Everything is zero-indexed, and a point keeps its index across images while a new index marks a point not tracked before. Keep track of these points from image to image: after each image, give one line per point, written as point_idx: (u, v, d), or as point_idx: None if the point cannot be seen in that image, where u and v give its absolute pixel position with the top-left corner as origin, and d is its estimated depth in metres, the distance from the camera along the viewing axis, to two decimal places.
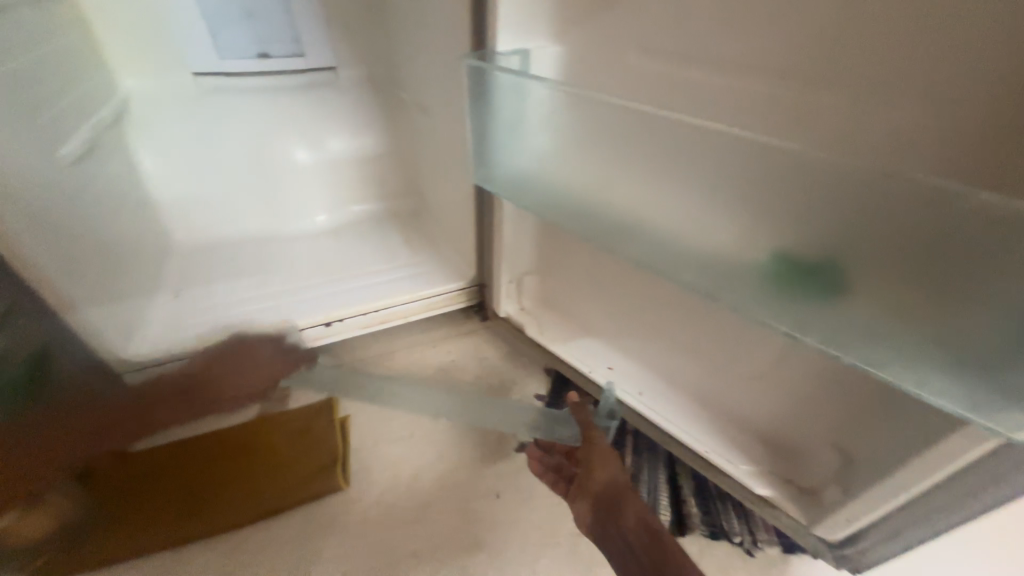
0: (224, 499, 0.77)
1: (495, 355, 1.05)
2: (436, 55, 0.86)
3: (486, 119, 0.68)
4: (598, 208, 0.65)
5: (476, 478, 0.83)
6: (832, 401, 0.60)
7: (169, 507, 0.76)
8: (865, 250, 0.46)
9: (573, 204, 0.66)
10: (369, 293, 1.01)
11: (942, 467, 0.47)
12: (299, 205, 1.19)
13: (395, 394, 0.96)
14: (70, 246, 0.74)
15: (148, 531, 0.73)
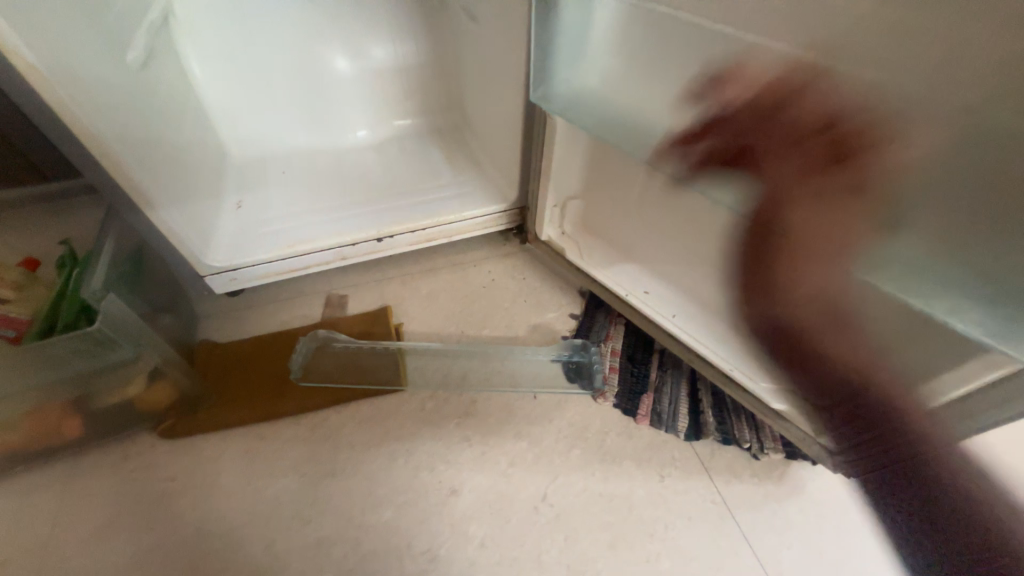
0: (304, 383, 0.90)
1: (533, 274, 1.11)
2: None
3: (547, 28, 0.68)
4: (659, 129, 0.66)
5: (517, 382, 0.94)
6: None
7: (260, 388, 0.89)
8: (918, 185, 0.52)
9: (633, 128, 0.67)
10: (417, 211, 1.05)
11: None
12: (344, 117, 1.19)
13: (441, 305, 1.05)
14: (148, 154, 0.78)
15: (241, 405, 0.87)
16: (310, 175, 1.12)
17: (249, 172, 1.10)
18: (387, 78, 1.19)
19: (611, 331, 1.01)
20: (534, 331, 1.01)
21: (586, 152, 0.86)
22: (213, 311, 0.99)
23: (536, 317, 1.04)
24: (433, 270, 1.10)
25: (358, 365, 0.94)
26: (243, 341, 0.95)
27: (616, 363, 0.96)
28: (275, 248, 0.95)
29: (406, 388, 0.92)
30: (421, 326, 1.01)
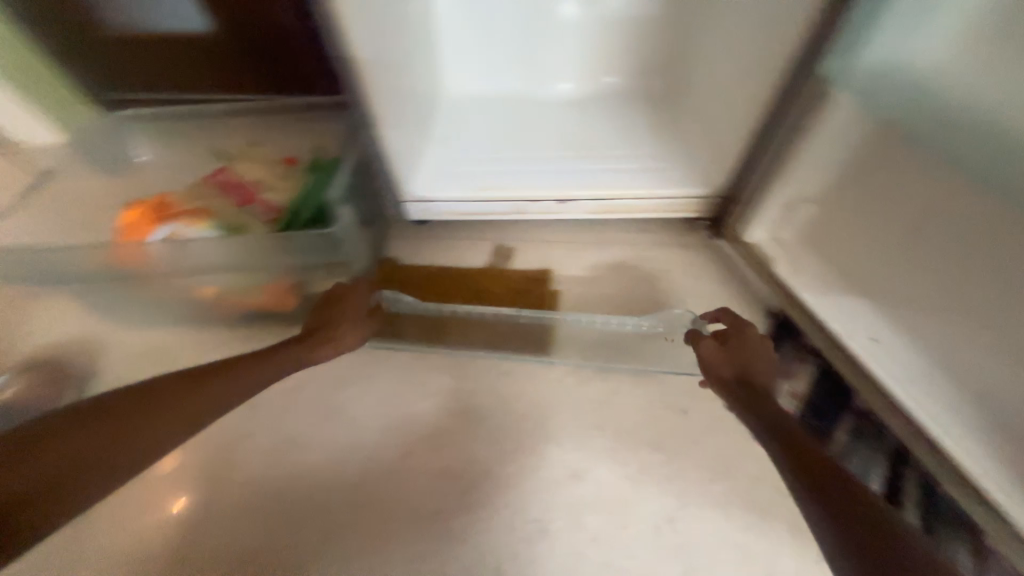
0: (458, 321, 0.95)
1: (713, 275, 0.98)
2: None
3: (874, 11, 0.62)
4: (971, 142, 0.62)
5: (668, 388, 0.85)
6: None
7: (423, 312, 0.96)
8: None
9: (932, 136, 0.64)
10: (607, 179, 1.00)
11: None
12: (553, 67, 1.17)
13: (602, 282, 0.99)
14: (393, 78, 0.87)
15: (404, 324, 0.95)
16: (509, 121, 1.13)
17: (456, 109, 1.15)
18: (612, 32, 1.13)
19: (797, 369, 0.84)
20: (700, 337, 0.91)
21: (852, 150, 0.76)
22: (401, 232, 1.10)
23: (707, 325, 0.92)
24: (602, 243, 1.05)
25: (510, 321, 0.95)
26: (416, 268, 1.03)
27: (795, 408, 0.80)
28: (467, 189, 0.99)
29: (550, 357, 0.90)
30: (577, 298, 0.98)
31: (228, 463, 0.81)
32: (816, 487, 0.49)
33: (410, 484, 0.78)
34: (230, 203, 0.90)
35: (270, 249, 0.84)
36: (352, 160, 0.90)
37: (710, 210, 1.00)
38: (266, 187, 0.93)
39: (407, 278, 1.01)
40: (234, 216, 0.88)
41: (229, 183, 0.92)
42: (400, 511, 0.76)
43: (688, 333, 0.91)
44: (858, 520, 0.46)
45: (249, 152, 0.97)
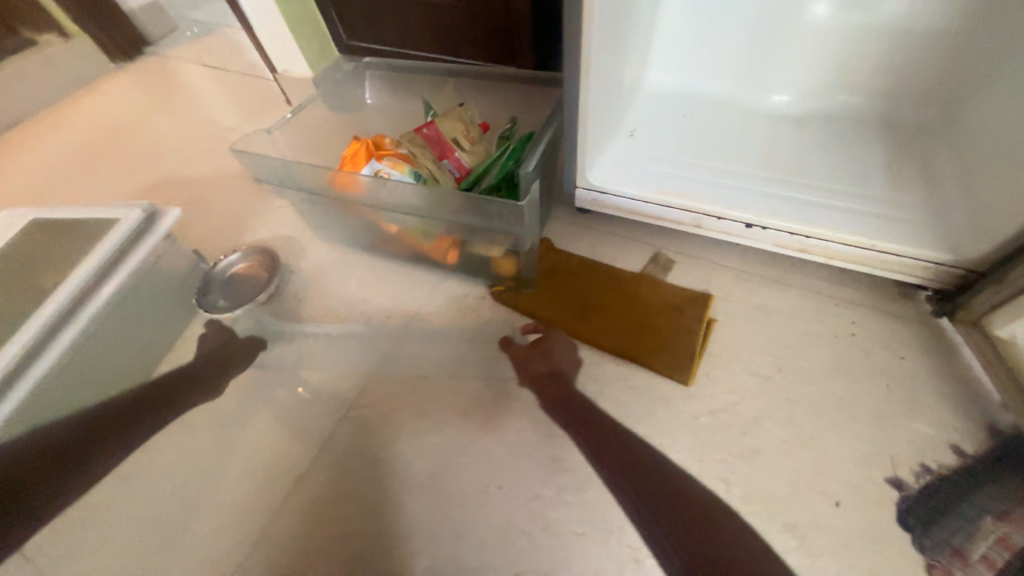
0: (601, 322, 0.92)
1: (920, 361, 0.81)
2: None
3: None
4: None
5: (823, 472, 0.73)
6: None
7: (571, 304, 0.95)
8: None
9: None
10: (814, 214, 0.86)
11: None
12: (779, 74, 1.04)
13: (769, 328, 0.88)
14: (609, 58, 0.85)
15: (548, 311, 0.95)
16: (710, 125, 1.04)
17: (654, 102, 1.09)
18: (870, 45, 0.96)
19: (1016, 513, 0.67)
20: (883, 428, 0.76)
21: None
22: (564, 217, 1.10)
23: (896, 417, 0.77)
24: (781, 285, 0.93)
25: (656, 337, 0.89)
26: (569, 258, 1.02)
27: (997, 560, 0.65)
28: (645, 189, 0.93)
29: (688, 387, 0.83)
30: (734, 336, 0.88)
31: (373, 379, 0.92)
32: (643, 502, 0.74)
33: (519, 458, 0.80)
34: (430, 154, 0.95)
35: (453, 208, 0.84)
36: (548, 137, 0.91)
37: (943, 283, 0.81)
38: (461, 148, 0.99)
39: (558, 266, 1.01)
40: (432, 167, 0.94)
41: (432, 137, 0.98)
42: (504, 480, 0.78)
43: (867, 418, 0.77)
44: (674, 503, 0.74)
45: (452, 111, 1.03)
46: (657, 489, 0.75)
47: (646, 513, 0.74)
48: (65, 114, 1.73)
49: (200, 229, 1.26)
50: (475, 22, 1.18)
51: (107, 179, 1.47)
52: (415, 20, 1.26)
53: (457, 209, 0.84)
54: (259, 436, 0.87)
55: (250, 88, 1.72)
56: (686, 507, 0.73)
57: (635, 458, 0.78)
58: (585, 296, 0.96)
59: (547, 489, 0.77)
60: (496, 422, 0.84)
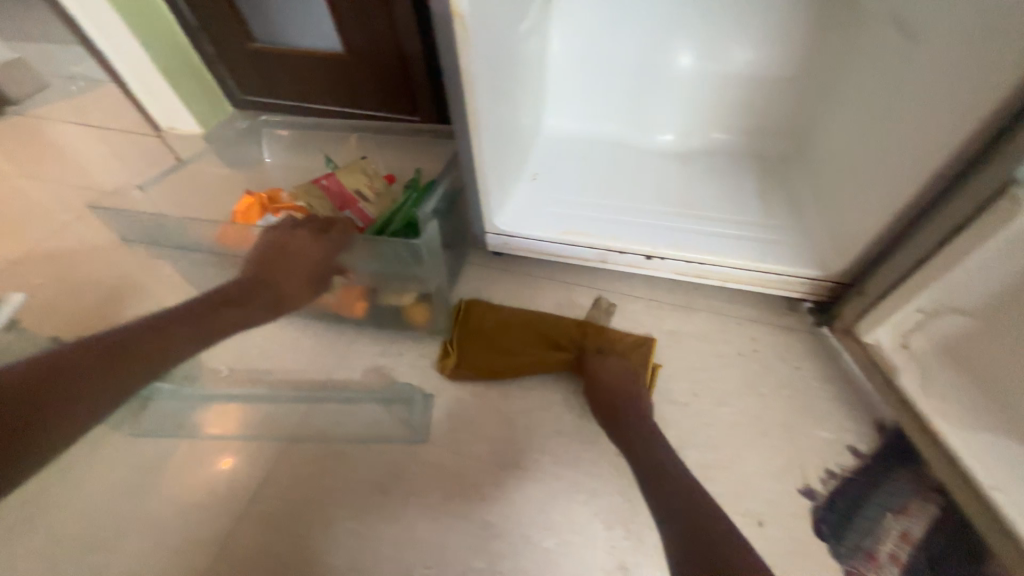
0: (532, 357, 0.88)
1: (813, 369, 0.87)
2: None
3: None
4: None
5: (744, 493, 0.75)
6: None
7: (501, 338, 0.91)
8: None
9: None
10: (703, 242, 0.92)
11: None
12: (660, 116, 1.14)
13: (682, 353, 0.91)
14: (498, 110, 0.87)
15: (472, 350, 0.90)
16: (606, 164, 1.11)
17: (553, 147, 1.14)
18: (730, 89, 1.08)
19: (910, 505, 0.73)
20: (789, 439, 0.80)
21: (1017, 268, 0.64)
22: (479, 262, 1.09)
23: (800, 426, 0.81)
24: (687, 309, 0.97)
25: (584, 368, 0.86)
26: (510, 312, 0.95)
27: (902, 556, 0.69)
28: (550, 230, 0.95)
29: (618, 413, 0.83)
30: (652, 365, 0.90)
31: (279, 462, 0.82)
32: (670, 508, 0.62)
33: (446, 531, 0.74)
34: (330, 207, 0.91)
35: (359, 255, 0.80)
36: (444, 179, 0.94)
37: (819, 295, 0.90)
38: (364, 200, 0.96)
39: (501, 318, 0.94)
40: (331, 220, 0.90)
41: (332, 188, 0.93)
42: (431, 559, 0.72)
43: (775, 432, 0.81)
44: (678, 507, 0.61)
45: (354, 165, 0.99)
46: (680, 499, 0.63)
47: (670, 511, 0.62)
48: None
49: (69, 311, 1.10)
50: (372, 76, 1.18)
51: None
52: (312, 75, 1.23)
53: (360, 255, 0.81)
54: (139, 554, 0.74)
55: (134, 147, 1.58)
56: (682, 501, 0.62)
57: (664, 469, 0.68)
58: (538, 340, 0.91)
59: (478, 560, 0.71)
60: (420, 491, 0.78)
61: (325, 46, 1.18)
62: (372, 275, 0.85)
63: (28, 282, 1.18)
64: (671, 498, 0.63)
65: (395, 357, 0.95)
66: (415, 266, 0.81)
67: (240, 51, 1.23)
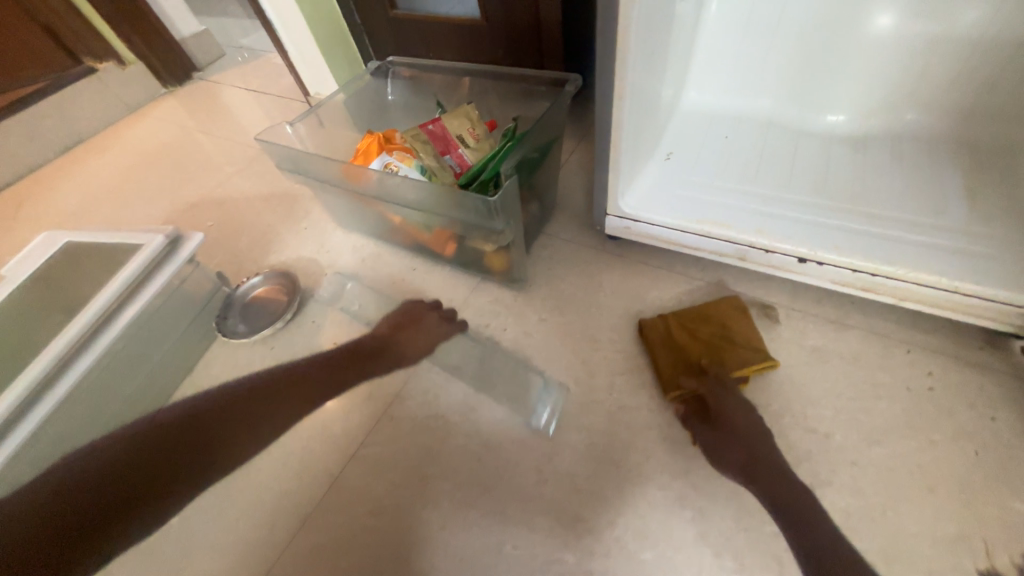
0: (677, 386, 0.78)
1: (1016, 424, 0.68)
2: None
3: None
4: None
5: (898, 556, 0.62)
6: None
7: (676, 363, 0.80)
8: None
9: None
10: (877, 248, 0.75)
11: None
12: (833, 92, 0.95)
13: (829, 375, 0.77)
14: (643, 78, 0.78)
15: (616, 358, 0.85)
16: (754, 146, 0.96)
17: (691, 123, 1.02)
18: (942, 58, 0.85)
19: None
20: (972, 506, 0.64)
21: None
22: (592, 244, 1.03)
23: (990, 492, 0.64)
24: (841, 325, 0.82)
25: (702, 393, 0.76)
26: (685, 308, 0.88)
27: None
28: (682, 218, 0.85)
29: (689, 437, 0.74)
30: (787, 383, 0.77)
31: (385, 413, 0.87)
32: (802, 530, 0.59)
33: (535, 515, 0.72)
34: (432, 149, 0.95)
35: (447, 206, 0.84)
36: (536, 131, 0.89)
37: None
38: (465, 144, 0.97)
39: (683, 314, 0.86)
40: (432, 162, 0.93)
41: (437, 133, 0.96)
42: (520, 539, 0.71)
43: (951, 491, 0.65)
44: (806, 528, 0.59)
45: (460, 109, 1.00)
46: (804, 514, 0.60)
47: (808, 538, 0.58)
48: (119, 136, 1.83)
49: (228, 251, 1.27)
50: (504, 42, 1.15)
51: (148, 200, 1.52)
52: (445, 41, 1.24)
53: (444, 203, 0.83)
54: (267, 472, 0.84)
55: (285, 109, 1.76)
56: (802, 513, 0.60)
57: (781, 480, 0.64)
58: (725, 340, 0.81)
59: (566, 552, 0.69)
60: (514, 470, 0.77)
61: (462, 11, 1.18)
62: (451, 222, 0.88)
63: (202, 223, 1.40)
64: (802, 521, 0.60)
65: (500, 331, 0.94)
66: (491, 218, 0.81)
67: (383, 17, 1.27)
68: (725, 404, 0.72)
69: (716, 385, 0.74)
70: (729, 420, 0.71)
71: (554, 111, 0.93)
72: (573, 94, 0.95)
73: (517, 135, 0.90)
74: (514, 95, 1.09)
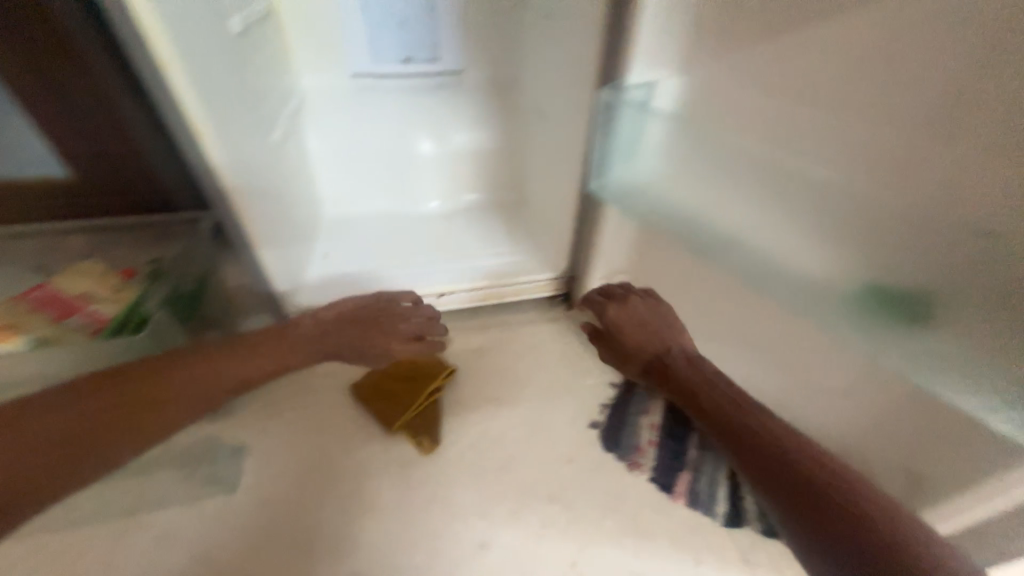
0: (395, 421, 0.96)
1: (577, 340, 1.17)
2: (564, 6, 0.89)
3: (608, 125, 0.87)
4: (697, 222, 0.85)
5: (554, 444, 0.98)
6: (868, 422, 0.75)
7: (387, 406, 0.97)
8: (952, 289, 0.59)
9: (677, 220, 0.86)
10: (472, 274, 1.18)
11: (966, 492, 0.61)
12: (423, 188, 1.40)
13: (487, 360, 1.13)
14: (267, 210, 0.99)
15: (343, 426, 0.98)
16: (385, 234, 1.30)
17: (339, 228, 1.31)
18: (464, 161, 1.39)
19: (651, 404, 1.04)
20: (573, 393, 1.06)
21: (633, 238, 1.03)
22: None
23: (578, 381, 1.08)
24: (483, 326, 1.19)
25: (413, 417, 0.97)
26: (380, 361, 1.07)
27: (655, 440, 0.98)
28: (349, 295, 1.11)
29: (424, 456, 0.94)
30: (467, 378, 1.09)
31: None
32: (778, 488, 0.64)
33: None
34: (44, 318, 0.83)
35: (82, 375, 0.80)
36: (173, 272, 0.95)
37: (562, 288, 1.21)
38: (94, 300, 0.88)
39: (379, 364, 1.04)
40: (48, 330, 0.81)
41: (46, 298, 0.85)
42: None
43: (562, 391, 1.07)
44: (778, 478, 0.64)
45: (76, 266, 0.92)
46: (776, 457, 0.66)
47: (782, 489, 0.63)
48: None
49: None
50: None
51: None
52: None
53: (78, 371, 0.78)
54: None
55: None
56: (769, 458, 0.67)
57: (749, 427, 0.71)
58: (416, 369, 1.03)
59: None
60: None
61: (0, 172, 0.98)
62: None
63: None
64: (778, 478, 0.64)
65: (226, 457, 0.92)
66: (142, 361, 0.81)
67: None
68: (686, 372, 0.83)
69: (621, 320, 0.93)
70: (679, 361, 0.85)
71: (191, 249, 0.99)
72: (210, 229, 1.03)
73: (160, 275, 0.93)
74: (146, 242, 1.08)
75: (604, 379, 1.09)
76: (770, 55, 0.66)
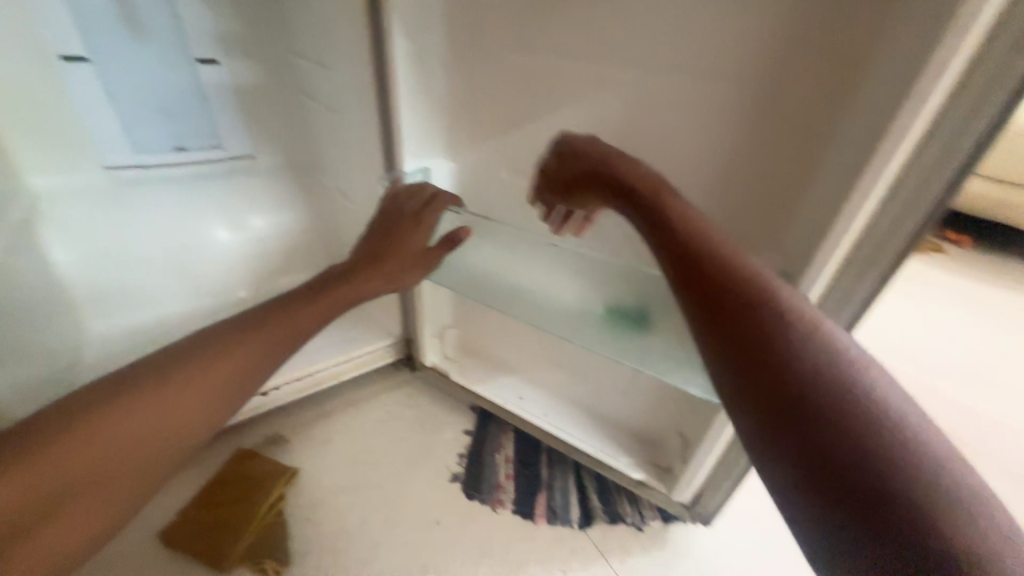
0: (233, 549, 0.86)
1: (426, 399, 1.19)
2: (346, 101, 0.98)
3: None
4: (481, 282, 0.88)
5: (418, 511, 0.97)
6: (654, 405, 0.95)
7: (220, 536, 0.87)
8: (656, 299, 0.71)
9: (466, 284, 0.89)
10: (298, 361, 1.08)
11: (715, 444, 0.80)
12: (227, 279, 1.29)
13: (334, 447, 1.07)
14: None
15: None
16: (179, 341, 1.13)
17: (116, 348, 1.09)
18: (272, 242, 1.34)
19: (503, 440, 1.12)
20: (429, 453, 1.08)
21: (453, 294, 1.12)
22: None
23: (433, 440, 1.10)
24: (323, 413, 1.13)
25: (256, 537, 0.89)
26: (204, 488, 0.94)
27: (511, 472, 1.06)
28: None
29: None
30: (314, 474, 1.01)
31: None
32: (791, 453, 0.32)
33: None
34: None
35: None
36: None
37: (401, 352, 1.23)
38: None
39: (200, 497, 0.93)
40: None
41: None
42: None
43: (419, 455, 1.07)
44: (795, 415, 0.32)
45: None
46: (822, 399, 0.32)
47: (795, 457, 0.32)
48: None
49: None
50: None
51: None
52: None
53: None
54: None
55: None
56: (772, 373, 0.34)
57: (756, 295, 0.38)
58: (245, 486, 0.94)
59: None
60: None
61: None
62: None
63: None
64: (803, 446, 0.31)
65: None
66: None
67: None
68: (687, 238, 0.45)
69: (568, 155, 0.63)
70: (665, 203, 0.50)
71: None
72: None
73: None
74: None
75: (457, 430, 1.13)
76: (512, 140, 0.83)
